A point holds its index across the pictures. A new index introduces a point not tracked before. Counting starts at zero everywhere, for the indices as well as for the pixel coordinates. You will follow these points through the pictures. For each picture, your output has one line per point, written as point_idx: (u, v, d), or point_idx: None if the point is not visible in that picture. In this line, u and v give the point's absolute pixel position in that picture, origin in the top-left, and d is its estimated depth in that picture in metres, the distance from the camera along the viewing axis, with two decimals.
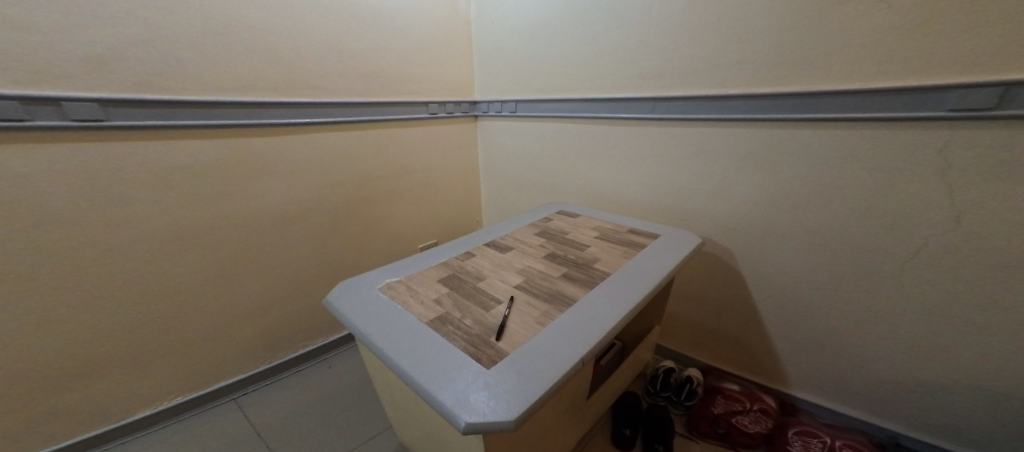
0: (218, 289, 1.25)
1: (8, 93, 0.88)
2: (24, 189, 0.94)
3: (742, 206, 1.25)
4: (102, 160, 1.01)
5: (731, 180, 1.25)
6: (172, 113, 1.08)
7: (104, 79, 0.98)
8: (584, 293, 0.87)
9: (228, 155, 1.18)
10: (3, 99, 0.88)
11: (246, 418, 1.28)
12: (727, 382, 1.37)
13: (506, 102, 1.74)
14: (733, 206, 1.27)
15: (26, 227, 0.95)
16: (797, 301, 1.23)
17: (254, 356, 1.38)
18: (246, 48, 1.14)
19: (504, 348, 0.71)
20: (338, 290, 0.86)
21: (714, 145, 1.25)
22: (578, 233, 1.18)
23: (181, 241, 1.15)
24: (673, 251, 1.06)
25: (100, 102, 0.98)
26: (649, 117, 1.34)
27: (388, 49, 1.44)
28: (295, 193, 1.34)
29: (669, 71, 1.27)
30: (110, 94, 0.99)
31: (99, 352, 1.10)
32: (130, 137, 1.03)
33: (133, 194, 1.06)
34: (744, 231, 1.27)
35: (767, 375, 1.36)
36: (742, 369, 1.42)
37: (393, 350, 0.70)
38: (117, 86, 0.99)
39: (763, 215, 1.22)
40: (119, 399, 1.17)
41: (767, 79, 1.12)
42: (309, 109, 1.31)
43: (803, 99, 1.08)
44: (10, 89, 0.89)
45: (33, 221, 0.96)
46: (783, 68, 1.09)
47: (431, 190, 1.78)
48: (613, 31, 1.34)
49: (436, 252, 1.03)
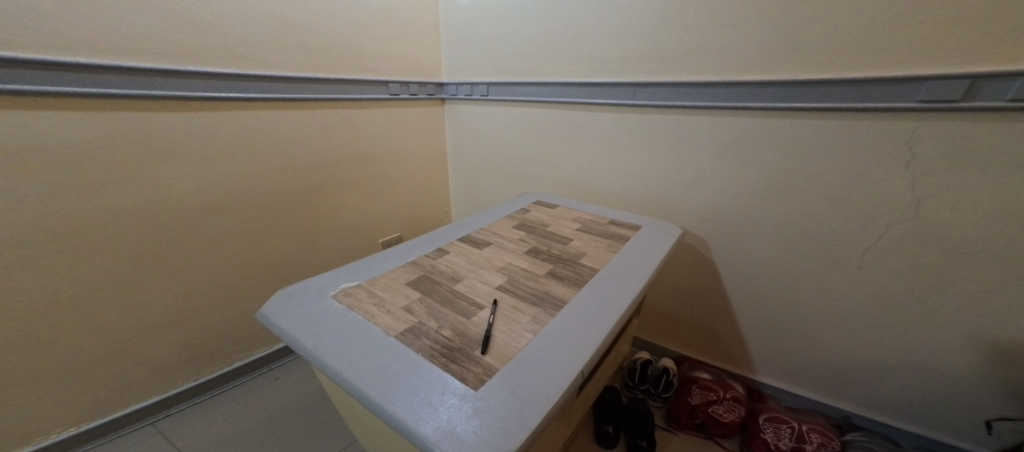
0: (164, 284, 1.12)
1: None
2: None
3: (725, 199, 1.22)
4: (21, 135, 0.88)
5: (718, 173, 1.21)
6: (94, 83, 0.94)
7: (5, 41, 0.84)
8: (573, 293, 0.81)
9: (170, 132, 1.06)
10: None
11: (203, 426, 1.18)
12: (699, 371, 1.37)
13: (477, 85, 1.64)
14: (717, 198, 1.23)
15: None
16: (773, 292, 1.23)
17: (207, 359, 1.26)
18: (180, 11, 1.01)
19: (493, 363, 0.64)
20: (277, 302, 0.75)
21: (697, 135, 1.21)
22: (559, 226, 1.10)
23: (112, 231, 1.02)
24: (656, 242, 1.01)
25: (15, 63, 0.85)
26: (631, 104, 1.28)
27: (343, 21, 1.33)
28: (246, 178, 1.22)
29: (648, 54, 1.22)
30: (25, 55, 0.86)
31: (22, 362, 0.96)
32: (55, 107, 0.91)
33: (50, 176, 0.92)
34: (721, 223, 1.25)
35: (737, 364, 1.38)
36: (716, 359, 1.42)
37: (355, 375, 0.61)
38: (38, 47, 0.87)
39: (742, 207, 1.20)
40: (37, 419, 1.01)
41: (748, 67, 1.09)
42: (260, 84, 1.19)
43: (788, 88, 1.05)
44: None
45: None
46: (767, 56, 1.06)
47: (395, 177, 1.68)
48: (591, 11, 1.27)
49: (403, 250, 0.94)
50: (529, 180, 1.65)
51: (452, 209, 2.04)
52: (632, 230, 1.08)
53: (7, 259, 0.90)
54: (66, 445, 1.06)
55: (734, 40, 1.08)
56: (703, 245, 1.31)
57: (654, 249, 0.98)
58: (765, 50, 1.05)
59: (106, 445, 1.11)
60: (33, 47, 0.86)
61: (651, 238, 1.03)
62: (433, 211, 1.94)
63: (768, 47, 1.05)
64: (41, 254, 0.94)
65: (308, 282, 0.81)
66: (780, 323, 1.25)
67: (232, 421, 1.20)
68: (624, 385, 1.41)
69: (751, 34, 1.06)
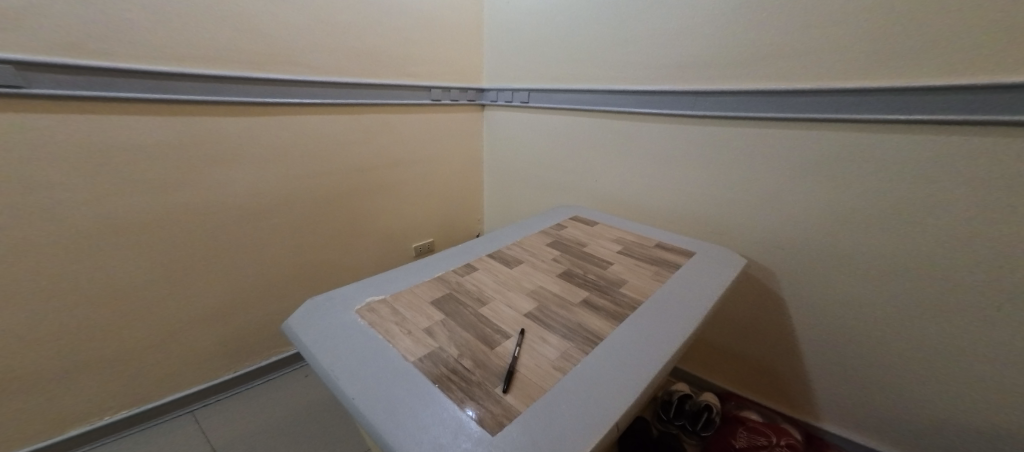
0: (208, 279, 1.16)
1: (7, 57, 0.80)
2: (16, 163, 0.85)
3: (801, 224, 1.05)
4: (95, 135, 0.92)
5: (794, 195, 1.04)
6: (162, 89, 0.99)
7: (83, 45, 0.88)
8: (609, 327, 0.72)
9: (221, 134, 1.09)
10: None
11: (235, 419, 1.20)
12: (748, 412, 1.20)
13: (518, 91, 1.59)
14: (792, 222, 1.06)
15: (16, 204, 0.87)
16: (854, 337, 1.04)
17: (242, 353, 1.29)
18: (239, 18, 1.05)
19: (514, 404, 0.57)
20: (303, 313, 0.72)
21: (769, 150, 1.05)
22: (598, 246, 1.01)
23: (168, 228, 1.06)
24: (712, 272, 0.89)
25: (98, 72, 0.90)
26: (689, 115, 1.15)
27: (389, 27, 1.33)
28: (291, 180, 1.25)
29: (706, 59, 1.10)
30: (107, 64, 0.91)
31: (83, 347, 1.01)
32: (126, 110, 0.95)
33: (119, 175, 0.97)
34: (794, 251, 1.08)
35: (796, 407, 1.18)
36: (770, 400, 1.23)
37: (366, 403, 0.56)
38: (115, 54, 0.91)
39: (817, 234, 1.03)
40: (90, 401, 1.05)
41: (840, 73, 0.93)
42: (307, 88, 1.21)
43: (893, 97, 0.88)
44: (9, 54, 0.81)
45: (22, 199, 0.87)
46: (868, 59, 0.89)
47: (430, 182, 1.66)
48: (643, 16, 1.18)
49: (430, 264, 0.89)
50: (566, 191, 1.55)
51: (484, 217, 1.98)
52: (684, 256, 0.96)
53: (80, 252, 0.96)
54: (108, 430, 1.09)
55: (825, 42, 0.93)
56: (771, 276, 1.14)
57: (709, 281, 0.86)
58: (867, 53, 0.89)
59: (144, 431, 1.14)
60: (106, 51, 0.90)
61: (706, 267, 0.91)
62: (466, 218, 1.90)
63: (870, 50, 0.88)
64: (106, 248, 0.99)
65: (333, 293, 0.78)
66: (862, 372, 1.05)
67: (261, 417, 1.21)
68: (655, 417, 1.25)
69: (843, 34, 0.91)
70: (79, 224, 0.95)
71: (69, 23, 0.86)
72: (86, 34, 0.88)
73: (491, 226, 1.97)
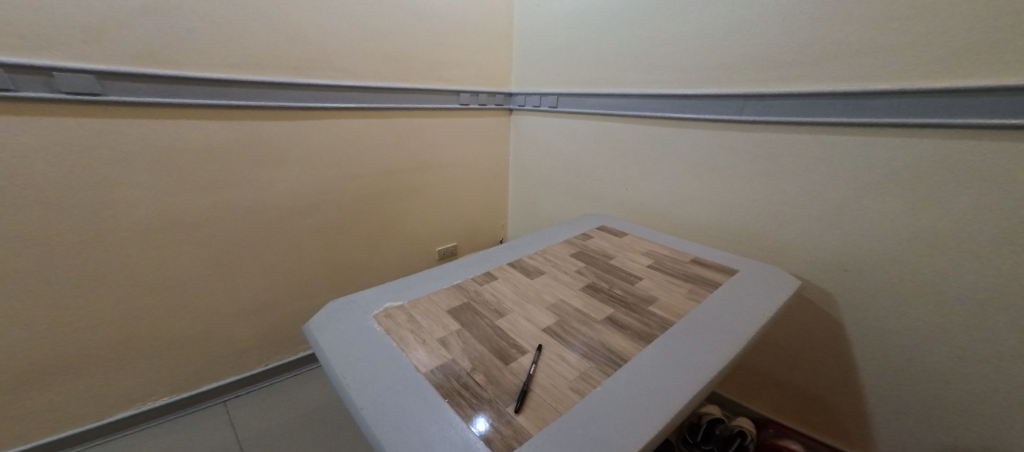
0: (245, 275, 1.20)
1: (90, 67, 0.88)
2: (85, 161, 0.92)
3: (866, 242, 0.93)
4: (149, 136, 0.98)
5: (857, 209, 0.92)
6: (218, 94, 1.04)
7: (149, 54, 0.94)
8: (634, 348, 0.66)
9: (261, 137, 1.13)
10: (83, 72, 0.88)
11: (262, 412, 1.23)
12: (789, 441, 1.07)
13: (546, 96, 1.57)
14: (854, 240, 0.94)
15: (82, 200, 0.93)
16: (927, 372, 0.90)
17: (273, 348, 1.32)
18: (284, 25, 1.08)
19: (526, 426, 0.53)
20: (323, 314, 0.72)
21: (828, 159, 0.94)
22: (626, 259, 0.96)
23: (214, 226, 1.11)
24: (757, 293, 0.81)
25: (164, 80, 0.97)
26: (734, 120, 1.06)
27: (422, 32, 1.34)
28: (326, 182, 1.28)
29: (749, 60, 1.02)
30: (172, 72, 0.97)
31: (131, 335, 1.06)
32: (180, 114, 1.00)
33: (175, 174, 1.03)
34: (858, 273, 0.95)
35: (848, 444, 1.05)
36: (817, 432, 1.10)
37: (372, 414, 0.53)
38: (173, 60, 0.97)
39: (882, 254, 0.91)
40: (135, 387, 1.11)
41: (919, 73, 0.81)
42: (343, 93, 1.24)
43: (985, 99, 0.76)
44: (91, 64, 0.88)
45: (89, 195, 0.94)
46: (958, 57, 0.77)
47: (456, 186, 1.66)
48: (678, 17, 1.13)
49: (450, 271, 0.88)
50: (594, 198, 1.49)
51: (509, 223, 1.96)
52: (726, 274, 0.88)
53: (138, 246, 1.02)
54: (144, 416, 1.13)
55: (901, 38, 0.82)
56: (828, 299, 1.01)
57: (752, 303, 0.77)
58: (957, 50, 0.77)
59: (178, 419, 1.18)
60: (165, 57, 0.96)
61: (750, 287, 0.83)
62: (491, 223, 1.89)
63: (960, 46, 0.77)
64: (157, 242, 1.04)
65: (354, 296, 0.77)
66: (937, 414, 0.91)
67: (287, 410, 1.24)
68: (680, 440, 1.10)
69: (922, 29, 0.80)
70: (137, 221, 1.01)
71: (138, 34, 0.92)
72: (153, 44, 0.94)
73: (516, 233, 1.94)
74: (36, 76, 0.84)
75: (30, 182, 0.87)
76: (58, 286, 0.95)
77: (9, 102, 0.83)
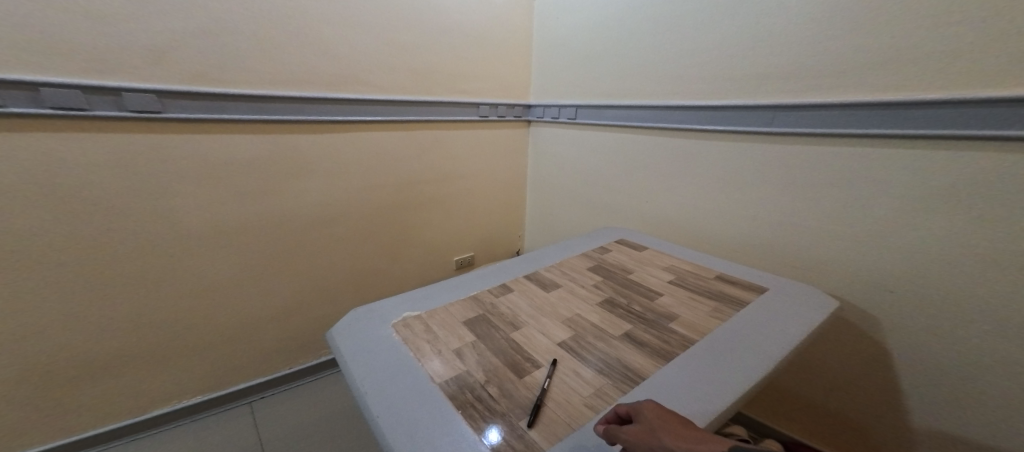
0: (273, 282, 1.24)
1: (149, 86, 0.94)
2: (134, 171, 0.97)
3: (908, 260, 0.87)
4: (192, 148, 1.03)
5: (898, 225, 0.87)
6: (256, 109, 1.09)
7: (201, 74, 1.00)
8: (652, 365, 0.65)
9: (291, 148, 1.17)
10: (144, 92, 0.94)
11: (284, 414, 1.25)
12: None
13: (565, 107, 1.57)
14: (895, 257, 0.89)
15: (129, 208, 0.98)
16: (976, 400, 0.84)
17: (296, 352, 1.36)
18: (316, 43, 1.13)
19: (539, 441, 0.52)
20: (345, 322, 0.73)
21: (865, 171, 0.90)
22: (646, 274, 0.94)
23: (247, 234, 1.16)
24: (786, 313, 0.78)
25: (212, 97, 1.03)
26: (766, 132, 1.03)
27: (445, 47, 1.38)
28: (352, 193, 1.32)
29: (772, 72, 1.00)
30: (218, 89, 1.03)
31: (167, 337, 1.11)
32: (220, 128, 1.05)
33: (216, 184, 1.08)
34: (903, 294, 0.89)
35: None
36: None
37: (387, 422, 0.54)
38: (217, 77, 1.02)
39: (923, 273, 0.86)
40: (167, 386, 1.14)
41: (969, 82, 0.77)
42: (369, 107, 1.28)
43: None
44: (149, 83, 0.94)
45: (136, 203, 0.99)
46: (1008, 66, 0.73)
47: (475, 196, 1.67)
48: (699, 29, 1.12)
49: (467, 282, 0.88)
50: (613, 210, 1.48)
51: (525, 233, 1.96)
52: (753, 292, 0.86)
53: (179, 252, 1.07)
54: (172, 415, 1.16)
55: (946, 46, 0.78)
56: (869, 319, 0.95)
57: (781, 323, 0.74)
58: (1007, 59, 0.73)
59: (205, 419, 1.21)
60: (209, 75, 1.01)
61: (780, 306, 0.80)
62: (509, 233, 1.89)
63: (1015, 54, 0.72)
64: (195, 249, 1.09)
65: (374, 306, 0.78)
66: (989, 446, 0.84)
67: (308, 413, 1.26)
68: None
69: (966, 37, 0.76)
70: (183, 229, 1.06)
71: (192, 56, 0.98)
72: (205, 65, 1.00)
73: (532, 244, 1.94)
74: (105, 96, 0.91)
75: (85, 190, 0.93)
76: (108, 289, 1.00)
77: (80, 120, 0.89)
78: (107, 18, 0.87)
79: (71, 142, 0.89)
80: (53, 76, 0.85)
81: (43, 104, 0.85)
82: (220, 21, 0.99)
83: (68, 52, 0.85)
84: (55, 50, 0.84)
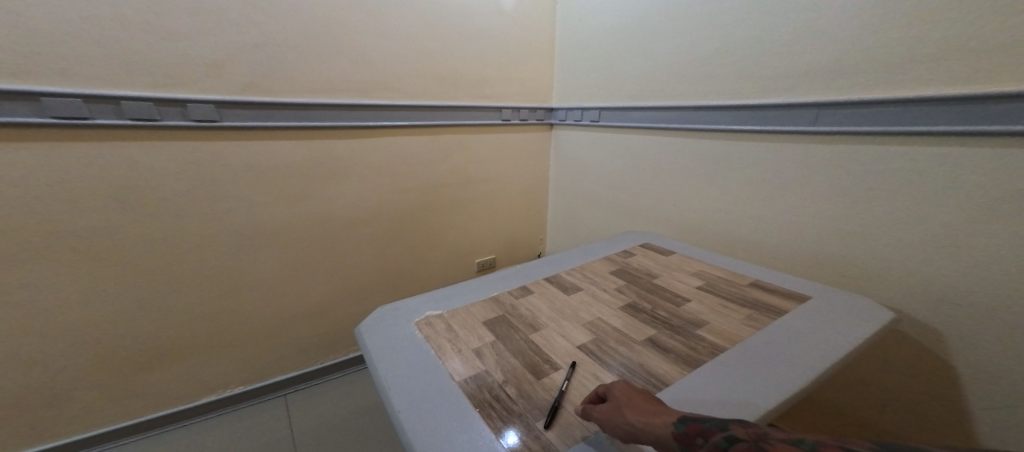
0: (307, 281, 1.30)
1: (207, 98, 1.01)
2: (187, 175, 1.04)
3: (968, 271, 0.79)
4: (236, 153, 1.09)
5: (955, 231, 0.79)
6: (296, 116, 1.15)
7: (254, 85, 1.07)
8: (675, 371, 0.63)
9: (322, 154, 1.22)
10: (203, 102, 1.01)
11: (312, 409, 1.30)
12: None
13: (588, 110, 1.57)
14: (951, 267, 0.80)
15: (180, 209, 1.05)
16: None
17: (325, 349, 1.41)
18: (348, 52, 1.18)
19: (555, 442, 0.52)
20: (373, 318, 0.76)
21: (914, 172, 0.82)
22: (673, 279, 0.92)
23: (286, 235, 1.22)
24: (827, 323, 0.73)
25: (258, 106, 1.09)
26: (810, 132, 0.95)
27: (469, 53, 1.41)
28: (381, 196, 1.36)
29: (803, 69, 0.96)
30: (264, 99, 1.09)
31: (210, 331, 1.17)
32: (259, 135, 1.11)
33: (260, 187, 1.14)
34: (967, 308, 0.80)
35: None
36: None
37: (408, 418, 0.55)
38: (261, 87, 1.08)
39: (984, 284, 0.78)
40: (209, 377, 1.21)
41: None
42: (397, 112, 1.32)
43: None
44: (207, 95, 1.02)
45: (186, 205, 1.05)
46: None
47: (498, 199, 1.69)
48: (726, 27, 1.09)
49: (489, 283, 0.90)
50: (637, 213, 1.45)
51: (547, 236, 1.96)
52: (795, 301, 0.82)
53: (225, 251, 1.13)
54: (215, 405, 1.23)
55: (1010, 35, 0.71)
56: (925, 332, 0.86)
57: (827, 335, 0.70)
58: None
59: (241, 410, 1.27)
60: (254, 85, 1.07)
61: (827, 318, 0.75)
62: (531, 236, 1.90)
63: None
64: (239, 248, 1.15)
65: (399, 304, 0.81)
66: None
67: (336, 408, 1.30)
68: None
69: None
70: (230, 230, 1.13)
71: (245, 68, 1.04)
72: (257, 76, 1.07)
73: (554, 247, 1.93)
74: (173, 108, 0.99)
75: (140, 192, 0.99)
76: (167, 285, 1.07)
77: (153, 130, 0.97)
78: (171, 35, 0.94)
79: (144, 150, 0.97)
80: (131, 90, 0.93)
81: (123, 116, 0.93)
82: (269, 34, 1.05)
83: (144, 68, 0.94)
84: (133, 66, 0.92)
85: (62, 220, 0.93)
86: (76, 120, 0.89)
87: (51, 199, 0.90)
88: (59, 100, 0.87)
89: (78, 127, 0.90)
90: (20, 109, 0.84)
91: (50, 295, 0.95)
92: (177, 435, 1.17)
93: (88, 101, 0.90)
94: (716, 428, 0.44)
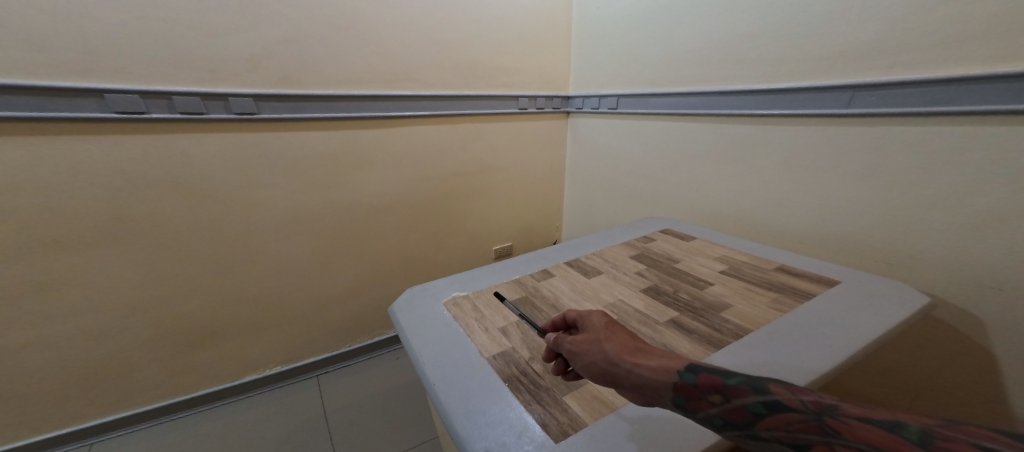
0: (334, 267, 1.35)
1: (245, 91, 1.06)
2: (228, 167, 1.09)
3: (1001, 253, 0.77)
4: (270, 144, 1.13)
5: (991, 216, 0.78)
6: (324, 108, 1.19)
7: (287, 78, 1.11)
8: (695, 351, 0.65)
9: (347, 145, 1.26)
10: (242, 96, 1.06)
11: (338, 390, 1.35)
12: None
13: (606, 97, 1.57)
14: (989, 249, 0.79)
15: (222, 198, 1.10)
16: None
17: (353, 334, 1.46)
18: (371, 44, 1.20)
19: (582, 414, 0.55)
20: (405, 298, 0.80)
21: (950, 155, 0.81)
22: (696, 263, 0.93)
23: (315, 223, 1.27)
24: (851, 306, 0.74)
25: (288, 98, 1.13)
26: (836, 116, 0.94)
27: (488, 42, 1.42)
28: (405, 183, 1.40)
29: (832, 50, 0.94)
30: (295, 91, 1.13)
31: (247, 315, 1.23)
32: (292, 126, 1.15)
33: (293, 176, 1.19)
34: (1010, 292, 0.78)
35: None
36: None
37: (443, 390, 0.58)
38: (292, 81, 1.12)
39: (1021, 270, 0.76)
40: (247, 359, 1.28)
41: None
42: (417, 101, 1.34)
43: None
44: (246, 89, 1.06)
45: (228, 194, 1.11)
46: None
47: (516, 187, 1.72)
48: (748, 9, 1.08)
49: (512, 267, 0.93)
50: (657, 200, 1.46)
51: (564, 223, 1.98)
52: (822, 285, 0.82)
53: (262, 238, 1.19)
54: (252, 384, 1.31)
55: None
56: (961, 316, 0.84)
57: (855, 319, 0.70)
58: None
59: (277, 390, 1.34)
60: (287, 79, 1.11)
61: (856, 301, 0.75)
62: (548, 224, 1.92)
63: None
64: (275, 235, 1.21)
65: (428, 285, 0.84)
66: None
67: (363, 390, 1.36)
68: None
69: None
70: (266, 218, 1.18)
71: (278, 62, 1.08)
72: (290, 70, 1.11)
73: (571, 234, 1.95)
74: (217, 101, 1.04)
75: (186, 183, 1.05)
76: (213, 271, 1.14)
77: (200, 122, 1.03)
78: (212, 32, 0.99)
79: (191, 142, 1.03)
80: (180, 86, 0.99)
81: (175, 109, 0.99)
82: (299, 29, 1.09)
83: (191, 63, 0.99)
84: (181, 62, 0.97)
85: (118, 210, 0.99)
86: (134, 115, 0.95)
87: (108, 191, 0.97)
88: (119, 95, 0.93)
89: (135, 121, 0.96)
90: (86, 104, 0.90)
91: (111, 279, 1.03)
92: (223, 410, 1.25)
93: (143, 96, 0.95)
94: (752, 392, 0.41)
